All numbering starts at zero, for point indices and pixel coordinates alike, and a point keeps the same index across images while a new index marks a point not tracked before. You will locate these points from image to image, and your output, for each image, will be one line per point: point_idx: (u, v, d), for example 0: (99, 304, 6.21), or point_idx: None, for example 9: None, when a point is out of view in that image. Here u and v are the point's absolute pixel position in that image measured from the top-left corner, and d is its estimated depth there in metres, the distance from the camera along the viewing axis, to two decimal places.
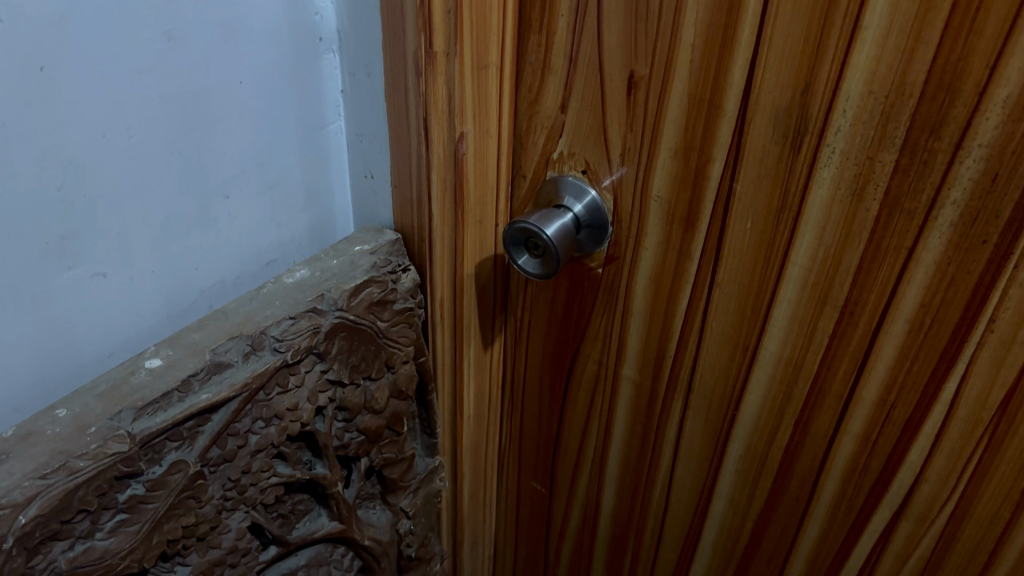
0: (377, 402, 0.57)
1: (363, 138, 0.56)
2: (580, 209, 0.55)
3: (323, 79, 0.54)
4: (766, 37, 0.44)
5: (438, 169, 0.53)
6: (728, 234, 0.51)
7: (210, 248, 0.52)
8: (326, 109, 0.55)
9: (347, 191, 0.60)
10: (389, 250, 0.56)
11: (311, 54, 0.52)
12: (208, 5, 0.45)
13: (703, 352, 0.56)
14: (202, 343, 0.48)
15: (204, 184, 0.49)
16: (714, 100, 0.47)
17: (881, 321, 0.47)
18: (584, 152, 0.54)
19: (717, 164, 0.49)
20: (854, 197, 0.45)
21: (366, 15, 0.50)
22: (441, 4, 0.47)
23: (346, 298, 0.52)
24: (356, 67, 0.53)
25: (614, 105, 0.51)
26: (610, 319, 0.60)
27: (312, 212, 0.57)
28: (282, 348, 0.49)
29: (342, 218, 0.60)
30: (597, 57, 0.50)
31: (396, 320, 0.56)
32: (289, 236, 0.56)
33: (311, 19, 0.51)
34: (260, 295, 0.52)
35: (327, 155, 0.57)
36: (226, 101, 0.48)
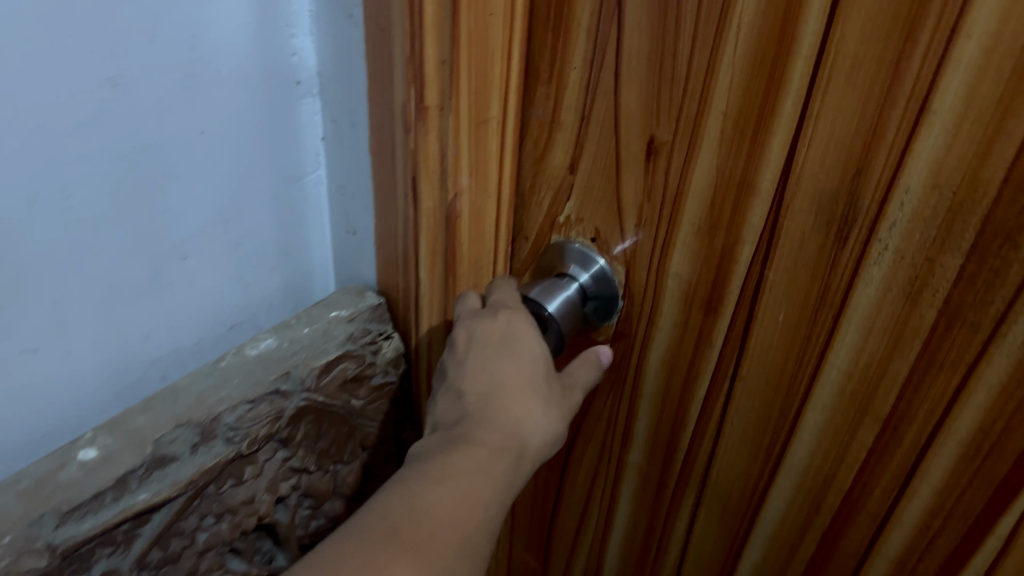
0: (347, 485, 0.52)
1: (344, 191, 0.50)
2: (587, 279, 0.49)
3: (300, 126, 0.47)
4: (813, 112, 0.37)
5: (427, 232, 0.47)
6: (755, 326, 0.44)
7: (164, 315, 0.45)
8: (304, 157, 0.49)
9: (327, 245, 0.53)
10: (369, 317, 0.50)
11: (286, 98, 0.46)
12: (162, 48, 0.38)
13: (721, 447, 0.50)
14: (147, 430, 0.41)
15: (158, 246, 0.43)
16: (746, 178, 0.40)
17: (930, 440, 0.41)
18: (593, 218, 0.48)
19: (746, 247, 0.42)
20: (907, 300, 0.38)
21: (349, 58, 0.44)
22: (434, 53, 0.40)
23: (315, 376, 0.47)
24: (340, 114, 0.47)
25: (630, 171, 0.44)
26: (617, 400, 0.53)
27: (285, 269, 0.51)
28: (236, 438, 0.44)
29: (320, 274, 0.54)
30: (613, 115, 0.43)
31: (372, 396, 0.52)
32: (257, 296, 0.50)
33: (288, 60, 0.44)
34: (218, 371, 0.45)
35: (304, 208, 0.50)
36: (183, 153, 0.42)
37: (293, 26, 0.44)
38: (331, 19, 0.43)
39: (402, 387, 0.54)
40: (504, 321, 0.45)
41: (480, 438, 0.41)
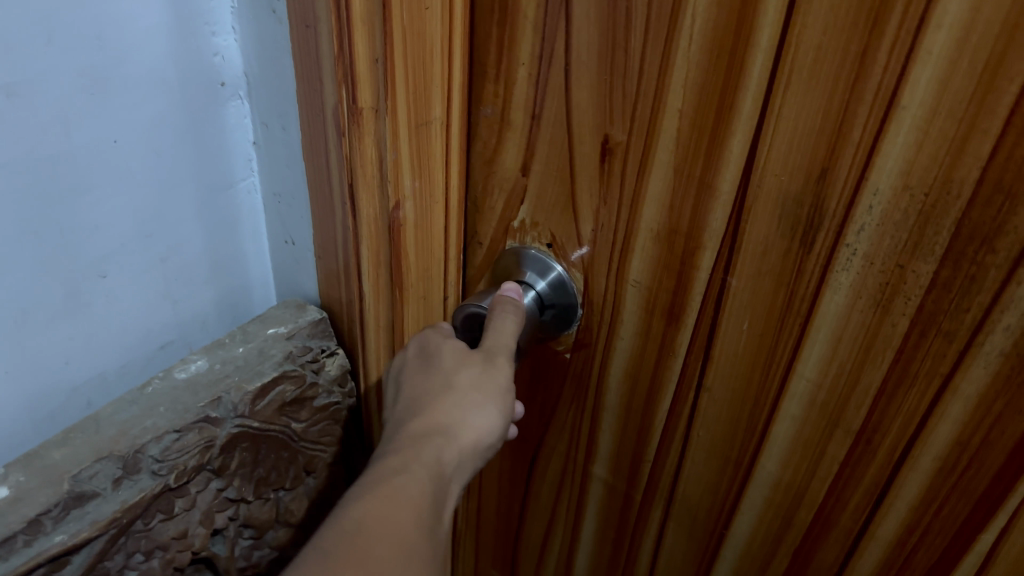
0: (291, 513, 0.51)
1: (280, 200, 0.47)
2: (544, 287, 0.47)
3: (226, 131, 0.44)
4: (774, 108, 0.34)
5: (370, 243, 0.44)
6: (720, 336, 0.42)
7: (83, 338, 0.42)
8: (233, 164, 0.46)
9: (264, 254, 0.51)
10: (311, 332, 0.48)
11: (209, 101, 0.43)
12: (62, 50, 0.35)
13: (687, 461, 0.47)
14: (62, 466, 0.39)
15: (72, 265, 0.40)
16: (706, 180, 0.38)
17: (905, 455, 0.38)
18: (548, 223, 0.45)
19: (708, 253, 0.40)
20: (877, 308, 0.36)
21: (276, 58, 0.41)
22: (366, 52, 0.37)
23: (249, 401, 0.44)
24: (271, 116, 0.44)
25: (585, 173, 0.42)
26: (579, 412, 0.51)
27: (217, 282, 0.49)
28: (162, 471, 0.41)
29: (258, 286, 0.52)
30: (565, 114, 0.41)
31: (315, 418, 0.50)
32: (188, 312, 0.48)
33: (208, 61, 0.41)
34: (143, 398, 0.43)
35: (236, 217, 0.47)
36: (94, 165, 0.39)
37: (212, 23, 0.41)
38: (256, 15, 0.40)
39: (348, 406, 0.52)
40: (416, 342, 0.47)
41: (413, 446, 0.39)
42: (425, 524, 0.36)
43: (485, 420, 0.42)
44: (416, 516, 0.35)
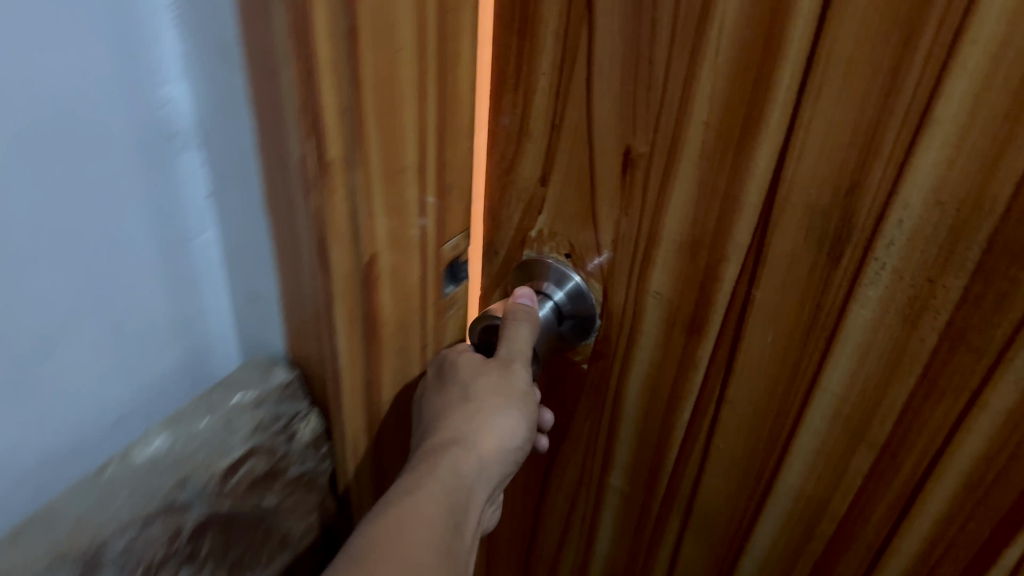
0: None
1: (244, 254, 0.44)
2: (562, 297, 0.46)
3: (183, 185, 0.41)
4: (803, 122, 0.34)
5: (343, 303, 0.42)
6: (743, 348, 0.41)
7: (31, 417, 0.40)
8: (188, 220, 0.42)
9: (228, 312, 0.48)
10: (280, 398, 0.47)
11: (160, 155, 0.39)
12: None
13: (706, 472, 0.47)
14: (19, 565, 0.38)
15: (15, 339, 0.37)
16: (731, 193, 0.37)
17: (929, 471, 0.38)
18: (567, 234, 0.45)
19: (732, 265, 0.39)
20: (905, 323, 0.35)
21: (235, 106, 0.38)
22: (334, 103, 0.35)
23: (217, 481, 0.45)
24: (232, 168, 0.41)
25: (606, 185, 0.41)
26: (596, 422, 0.51)
27: (177, 345, 0.46)
28: (127, 567, 0.42)
29: (222, 345, 0.49)
30: (586, 125, 0.40)
31: (289, 488, 0.50)
32: (145, 380, 0.45)
33: (160, 112, 0.38)
34: (100, 484, 0.41)
35: (196, 275, 0.45)
36: (35, 234, 0.36)
37: (162, 73, 0.38)
38: (211, 62, 0.38)
39: (323, 468, 0.52)
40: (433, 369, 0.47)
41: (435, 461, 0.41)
42: (441, 543, 0.37)
43: (504, 427, 0.43)
44: (430, 536, 0.37)
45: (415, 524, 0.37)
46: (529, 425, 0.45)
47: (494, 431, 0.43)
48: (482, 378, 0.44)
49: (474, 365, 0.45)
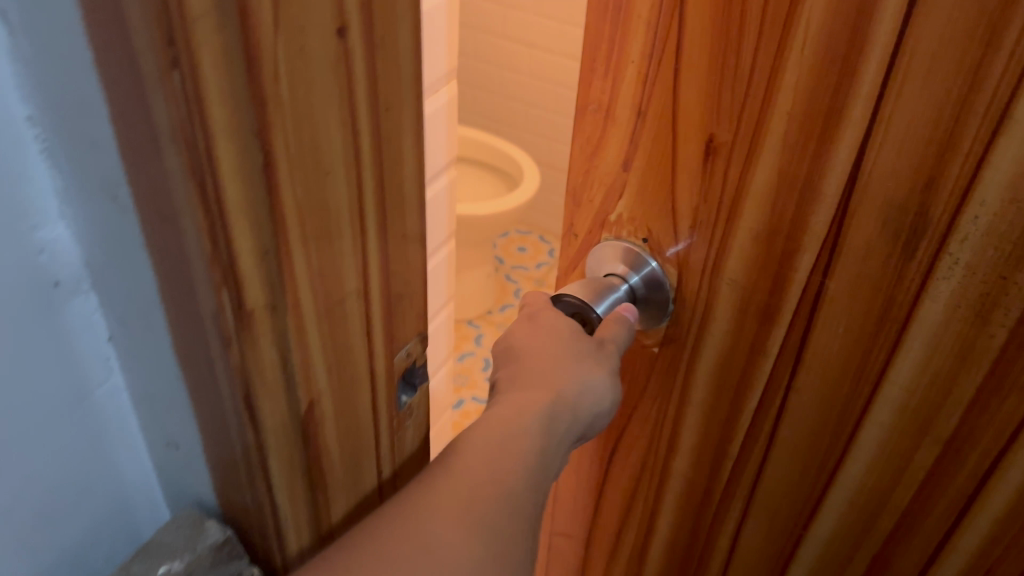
0: None
1: (151, 395, 0.46)
2: (637, 281, 0.48)
3: (70, 330, 0.43)
4: (883, 116, 0.35)
5: (276, 436, 0.42)
6: (813, 338, 0.42)
7: None
8: (88, 370, 0.45)
9: (137, 438, 0.51)
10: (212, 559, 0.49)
11: (48, 303, 0.41)
12: None
13: (771, 461, 0.48)
14: None
15: None
16: (809, 184, 0.38)
17: (995, 464, 0.39)
18: (646, 219, 0.46)
19: (808, 255, 0.40)
20: (976, 319, 0.36)
21: (117, 254, 0.39)
22: (251, 237, 0.33)
23: None
24: (135, 321, 0.42)
25: (687, 171, 0.43)
26: (664, 406, 0.52)
27: (82, 480, 0.49)
28: None
29: (129, 471, 0.51)
30: (671, 113, 0.42)
31: None
32: (54, 543, 0.49)
33: (37, 259, 0.40)
34: None
35: (90, 420, 0.47)
36: None
37: (40, 220, 0.39)
38: (87, 208, 0.39)
39: None
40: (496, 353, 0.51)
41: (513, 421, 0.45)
42: (508, 498, 0.42)
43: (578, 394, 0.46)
44: (496, 493, 0.42)
45: (452, 467, 0.42)
46: (612, 389, 0.48)
47: (568, 397, 0.46)
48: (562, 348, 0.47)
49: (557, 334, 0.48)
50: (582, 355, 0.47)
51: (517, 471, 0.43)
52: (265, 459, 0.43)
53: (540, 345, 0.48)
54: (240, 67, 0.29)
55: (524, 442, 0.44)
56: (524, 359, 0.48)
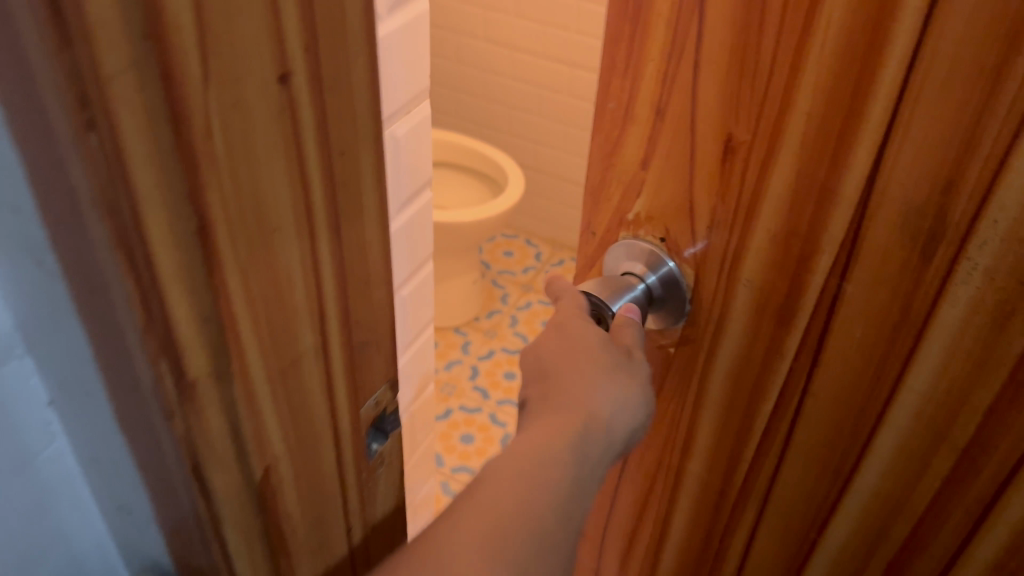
0: None
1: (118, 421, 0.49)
2: (654, 281, 0.48)
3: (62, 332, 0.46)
4: (902, 119, 0.34)
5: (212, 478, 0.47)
6: (830, 342, 0.42)
7: None
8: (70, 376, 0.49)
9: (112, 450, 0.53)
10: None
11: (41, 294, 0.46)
12: None
13: (785, 466, 0.48)
14: None
15: None
16: (828, 186, 0.38)
17: (1012, 475, 0.39)
18: (664, 218, 0.46)
19: (825, 257, 0.40)
20: (994, 326, 0.36)
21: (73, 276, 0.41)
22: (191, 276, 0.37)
23: None
24: (106, 353, 0.45)
25: (705, 171, 0.42)
26: (679, 408, 0.51)
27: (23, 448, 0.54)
28: None
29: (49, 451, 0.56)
30: (690, 113, 0.41)
31: None
32: None
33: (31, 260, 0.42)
34: None
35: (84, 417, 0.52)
36: None
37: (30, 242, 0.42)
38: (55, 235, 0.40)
39: None
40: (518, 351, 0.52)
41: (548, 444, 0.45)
42: (541, 532, 0.43)
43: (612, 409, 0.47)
44: (530, 529, 0.42)
45: (486, 497, 0.43)
46: (644, 401, 0.48)
47: (601, 413, 0.47)
48: (591, 359, 0.47)
49: (585, 340, 0.47)
50: (606, 368, 0.46)
51: (546, 503, 0.43)
52: (209, 484, 0.46)
53: (572, 355, 0.47)
54: (161, 115, 0.33)
55: (560, 467, 0.44)
56: (551, 372, 0.48)
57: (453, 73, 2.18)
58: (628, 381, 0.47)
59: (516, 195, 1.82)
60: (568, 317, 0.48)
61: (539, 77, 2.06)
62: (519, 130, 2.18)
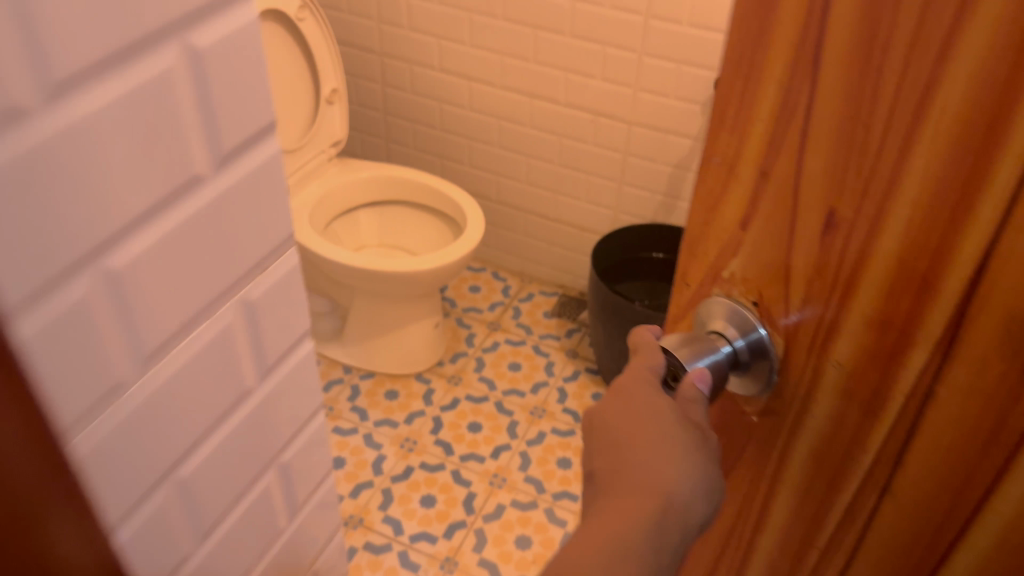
0: None
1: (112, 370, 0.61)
2: (742, 345, 0.45)
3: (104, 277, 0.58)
4: (1015, 222, 0.31)
5: None
6: (916, 444, 0.39)
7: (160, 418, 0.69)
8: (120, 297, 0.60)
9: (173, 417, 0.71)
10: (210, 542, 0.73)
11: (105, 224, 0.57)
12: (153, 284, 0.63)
13: (856, 563, 0.45)
14: None
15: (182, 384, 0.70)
16: (930, 279, 0.35)
17: None
18: (758, 283, 0.43)
19: (919, 355, 0.37)
20: None
21: None
22: None
23: None
24: None
25: (805, 242, 0.40)
26: (756, 480, 0.49)
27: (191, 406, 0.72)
28: None
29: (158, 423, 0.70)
30: (795, 178, 0.39)
31: None
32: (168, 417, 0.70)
33: None
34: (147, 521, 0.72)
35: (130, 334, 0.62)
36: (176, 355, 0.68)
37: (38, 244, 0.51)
38: None
39: None
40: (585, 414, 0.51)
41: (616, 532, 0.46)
42: None
43: (679, 477, 0.46)
44: None
45: None
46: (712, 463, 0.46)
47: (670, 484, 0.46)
48: (649, 433, 0.46)
49: (640, 416, 0.47)
50: (687, 458, 0.46)
51: None
52: None
53: (631, 433, 0.47)
54: None
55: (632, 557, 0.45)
56: (621, 447, 0.48)
57: (505, 159, 2.14)
58: (688, 451, 0.46)
59: (472, 241, 1.84)
60: (637, 385, 0.47)
61: (564, 127, 2.00)
62: (523, 172, 2.14)
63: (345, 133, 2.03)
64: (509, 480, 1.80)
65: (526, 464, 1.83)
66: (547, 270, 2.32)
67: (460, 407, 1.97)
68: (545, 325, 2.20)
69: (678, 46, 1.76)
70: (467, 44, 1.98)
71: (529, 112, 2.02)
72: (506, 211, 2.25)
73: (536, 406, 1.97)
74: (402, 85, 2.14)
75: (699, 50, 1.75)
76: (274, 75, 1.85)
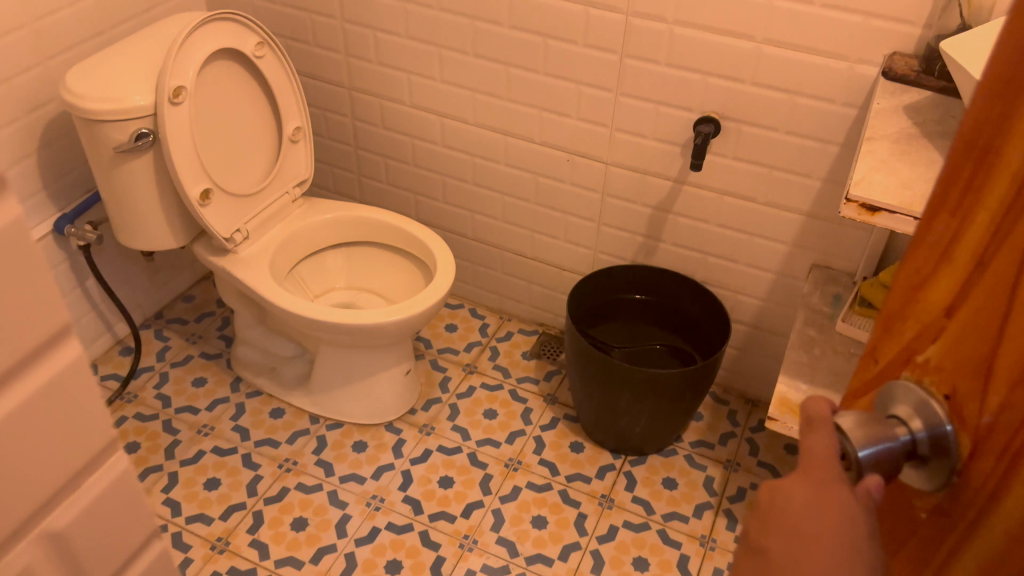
0: None
1: None
2: (924, 437, 0.42)
3: None
4: None
5: None
6: None
7: None
8: None
9: None
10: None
11: None
12: None
13: None
14: None
15: None
16: None
17: None
18: (954, 377, 0.41)
19: None
20: None
21: None
22: None
23: None
24: None
25: (1015, 347, 0.36)
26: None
27: None
28: None
29: None
30: (1015, 276, 0.36)
31: None
32: None
33: None
34: None
35: None
36: None
37: None
38: None
39: None
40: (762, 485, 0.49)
41: None
42: None
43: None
44: None
45: None
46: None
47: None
48: (831, 521, 0.44)
49: (825, 500, 0.45)
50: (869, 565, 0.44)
51: None
52: None
53: (812, 514, 0.45)
54: None
55: None
56: (794, 527, 0.45)
57: (482, 198, 2.10)
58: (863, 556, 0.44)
59: (441, 289, 1.79)
60: (820, 471, 0.45)
61: (532, 162, 1.97)
62: (500, 211, 2.10)
63: (309, 172, 2.01)
64: (480, 542, 1.75)
65: (498, 524, 1.78)
66: (528, 307, 2.27)
67: (431, 460, 1.90)
68: (523, 366, 2.16)
69: (656, 86, 1.71)
70: (434, 78, 1.95)
71: (504, 153, 1.99)
72: (482, 248, 2.21)
73: (510, 457, 1.92)
74: (374, 120, 2.10)
75: (679, 90, 1.70)
76: (236, 110, 1.80)
